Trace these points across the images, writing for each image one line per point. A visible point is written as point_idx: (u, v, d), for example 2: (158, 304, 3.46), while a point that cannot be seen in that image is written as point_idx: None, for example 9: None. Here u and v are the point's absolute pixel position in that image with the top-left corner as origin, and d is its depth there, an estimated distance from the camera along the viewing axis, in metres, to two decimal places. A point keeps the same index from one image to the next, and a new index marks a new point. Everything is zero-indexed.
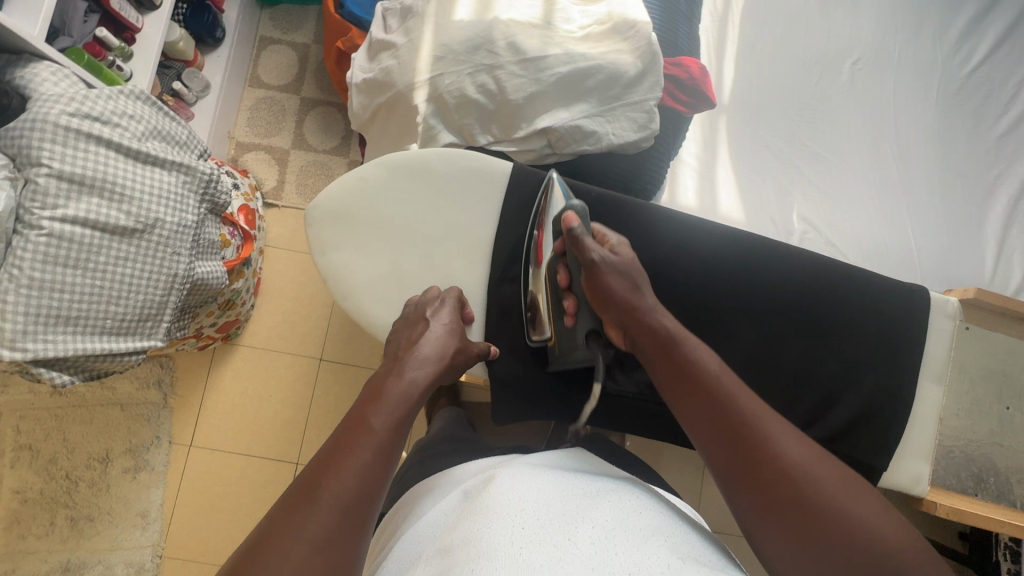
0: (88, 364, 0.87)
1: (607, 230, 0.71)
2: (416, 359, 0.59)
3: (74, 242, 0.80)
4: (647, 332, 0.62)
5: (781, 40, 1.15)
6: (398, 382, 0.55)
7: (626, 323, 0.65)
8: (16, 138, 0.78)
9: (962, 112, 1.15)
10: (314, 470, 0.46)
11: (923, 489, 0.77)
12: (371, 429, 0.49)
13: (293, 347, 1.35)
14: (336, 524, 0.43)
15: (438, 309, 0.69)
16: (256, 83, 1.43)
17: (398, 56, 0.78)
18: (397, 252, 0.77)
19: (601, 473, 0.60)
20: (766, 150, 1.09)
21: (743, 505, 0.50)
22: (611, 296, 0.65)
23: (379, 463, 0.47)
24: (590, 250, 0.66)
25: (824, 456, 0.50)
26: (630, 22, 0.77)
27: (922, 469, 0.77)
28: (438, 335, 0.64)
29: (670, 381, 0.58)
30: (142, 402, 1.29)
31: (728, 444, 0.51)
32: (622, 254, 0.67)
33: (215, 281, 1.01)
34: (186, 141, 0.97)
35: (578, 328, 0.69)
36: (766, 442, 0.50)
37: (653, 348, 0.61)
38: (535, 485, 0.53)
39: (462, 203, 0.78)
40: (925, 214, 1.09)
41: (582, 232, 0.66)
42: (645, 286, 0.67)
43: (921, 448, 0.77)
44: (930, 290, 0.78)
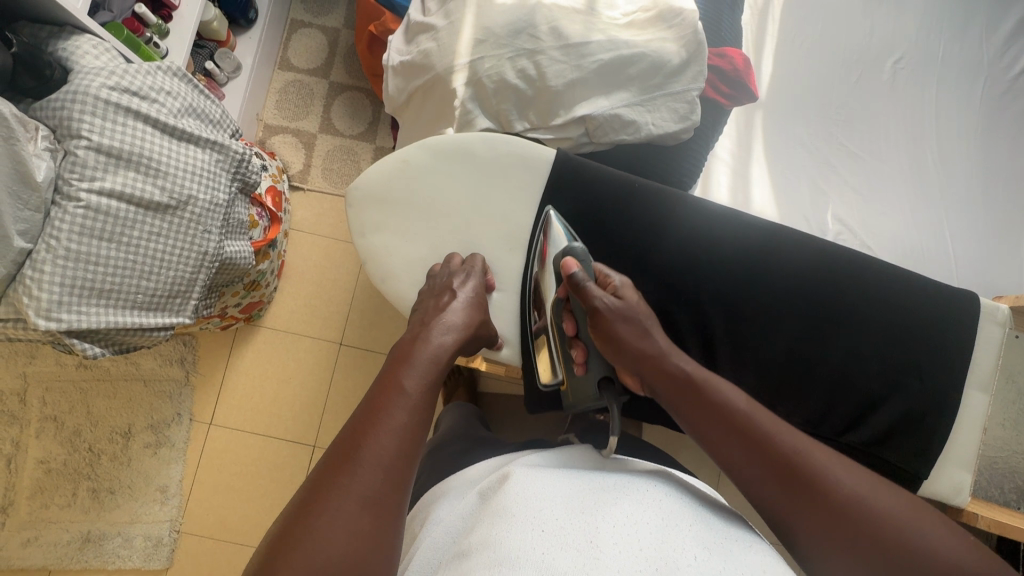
0: (118, 337, 0.88)
1: (610, 271, 0.70)
2: (445, 327, 0.61)
3: (110, 216, 0.81)
4: (669, 378, 0.60)
5: (822, 36, 1.13)
6: (427, 347, 0.57)
7: (641, 369, 0.62)
8: (56, 109, 0.79)
9: (1008, 115, 1.11)
10: (351, 435, 0.47)
11: (964, 499, 0.75)
12: (405, 391, 0.51)
13: (314, 332, 1.36)
14: (380, 483, 0.44)
15: (464, 281, 0.70)
16: (285, 65, 1.43)
17: (438, 39, 0.77)
18: (432, 235, 0.77)
19: (625, 465, 0.60)
20: (802, 148, 1.07)
21: (818, 553, 0.48)
22: (623, 343, 0.63)
23: (414, 424, 0.49)
24: (593, 296, 0.65)
25: (872, 477, 0.50)
26: (676, 10, 0.75)
27: (964, 478, 0.75)
28: (465, 305, 0.65)
29: (701, 428, 0.56)
30: (164, 379, 1.31)
31: (786, 491, 0.49)
32: (626, 298, 0.66)
33: (242, 261, 1.01)
34: (219, 120, 0.98)
35: (591, 375, 0.69)
36: (819, 479, 0.49)
37: (677, 394, 0.59)
38: (559, 479, 0.53)
39: (504, 189, 0.77)
40: (966, 220, 1.06)
41: (583, 278, 0.66)
42: (655, 328, 0.65)
43: (964, 457, 0.75)
44: (979, 295, 0.76)
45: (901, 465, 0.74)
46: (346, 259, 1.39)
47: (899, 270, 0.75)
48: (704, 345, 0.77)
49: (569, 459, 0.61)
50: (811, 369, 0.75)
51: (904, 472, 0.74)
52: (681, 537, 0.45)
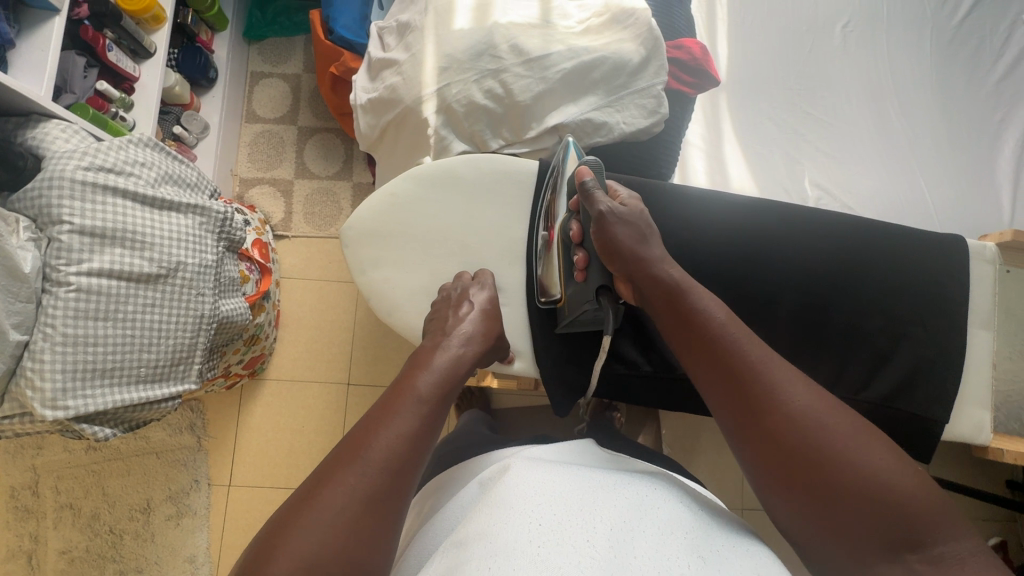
0: (127, 414, 0.88)
1: (620, 187, 0.69)
2: (461, 337, 0.61)
3: (102, 295, 0.81)
4: (653, 282, 0.60)
5: (769, 12, 1.16)
6: (443, 356, 0.57)
7: (633, 276, 0.62)
8: (34, 198, 0.79)
9: (958, 61, 1.15)
10: (361, 429, 0.47)
11: (987, 438, 0.76)
12: (419, 396, 0.51)
13: (320, 375, 1.35)
14: (380, 482, 0.44)
15: (477, 291, 0.71)
16: (252, 118, 1.44)
17: (403, 72, 0.79)
18: (427, 262, 0.78)
19: (620, 464, 0.61)
20: (769, 122, 1.10)
21: (754, 462, 0.48)
22: (619, 246, 0.62)
23: (424, 428, 0.49)
24: (599, 202, 0.63)
25: (830, 402, 0.48)
26: (628, 10, 0.77)
27: (983, 417, 0.76)
28: (478, 314, 0.66)
29: (676, 330, 0.57)
30: (177, 448, 1.29)
31: (733, 396, 0.50)
32: (631, 207, 0.65)
33: (239, 317, 1.01)
34: (196, 182, 0.98)
35: (590, 283, 0.67)
36: (768, 389, 0.48)
37: (658, 296, 0.59)
38: (562, 472, 0.53)
39: (492, 207, 0.78)
40: (935, 166, 1.09)
41: (593, 185, 0.64)
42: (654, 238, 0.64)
43: (979, 396, 0.76)
44: (964, 238, 0.78)
45: (920, 413, 0.75)
46: (342, 299, 1.39)
47: (883, 227, 0.77)
48: None
49: (566, 456, 0.62)
50: (816, 335, 0.77)
51: (925, 422, 0.75)
52: (667, 534, 0.45)
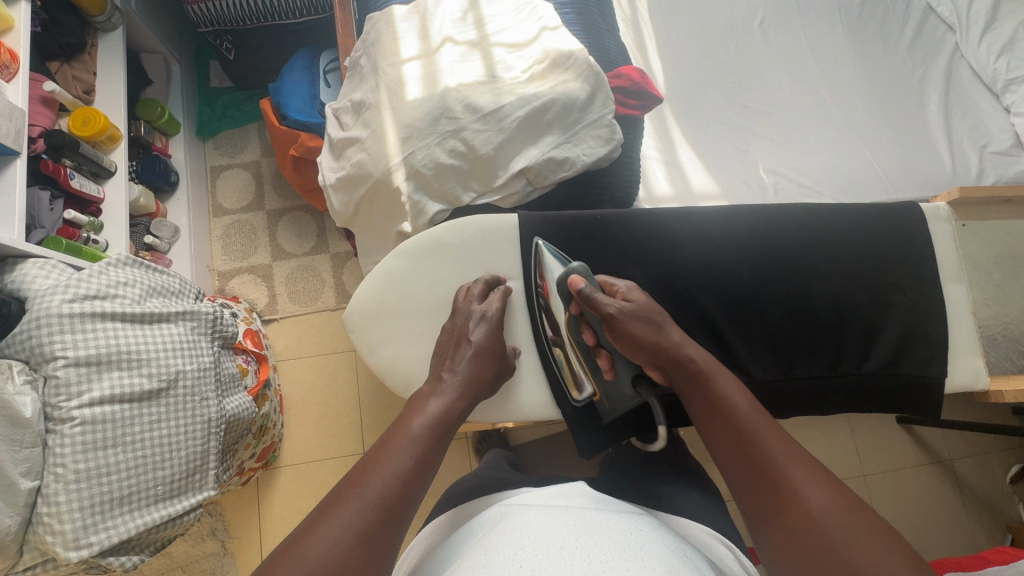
0: (151, 537, 0.85)
1: (615, 279, 0.73)
2: (456, 382, 0.64)
3: (108, 422, 0.80)
4: (679, 368, 0.63)
5: (692, 23, 1.24)
6: (438, 401, 0.61)
7: (660, 364, 0.65)
8: (24, 339, 0.78)
9: (869, 35, 1.25)
10: (358, 469, 0.51)
11: (985, 381, 0.79)
12: (411, 437, 0.55)
13: (333, 452, 1.34)
14: (373, 518, 0.47)
15: (476, 324, 0.71)
16: (219, 211, 1.45)
17: (367, 149, 0.82)
18: (431, 324, 0.79)
19: (608, 501, 0.62)
20: (715, 122, 1.16)
21: (771, 548, 0.50)
22: (638, 342, 0.65)
23: (416, 468, 0.52)
24: (604, 305, 0.67)
25: (852, 501, 0.48)
26: (567, 53, 0.81)
27: (978, 363, 0.79)
28: (473, 355, 0.67)
29: (702, 415, 0.60)
30: (202, 558, 1.25)
31: (755, 485, 0.52)
32: (635, 301, 0.68)
33: (245, 413, 1.01)
34: (180, 289, 0.99)
35: (620, 378, 0.72)
36: (786, 483, 0.50)
37: (686, 384, 0.63)
38: (553, 510, 0.56)
39: (484, 263, 0.80)
40: (873, 133, 1.16)
41: (591, 290, 0.68)
42: (668, 325, 0.67)
43: (969, 342, 0.80)
44: (919, 203, 0.83)
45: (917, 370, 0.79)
46: (341, 370, 1.38)
47: (841, 205, 0.82)
48: (711, 334, 0.80)
49: (557, 493, 0.63)
50: (809, 317, 0.80)
51: (926, 378, 0.79)
52: (649, 551, 0.48)
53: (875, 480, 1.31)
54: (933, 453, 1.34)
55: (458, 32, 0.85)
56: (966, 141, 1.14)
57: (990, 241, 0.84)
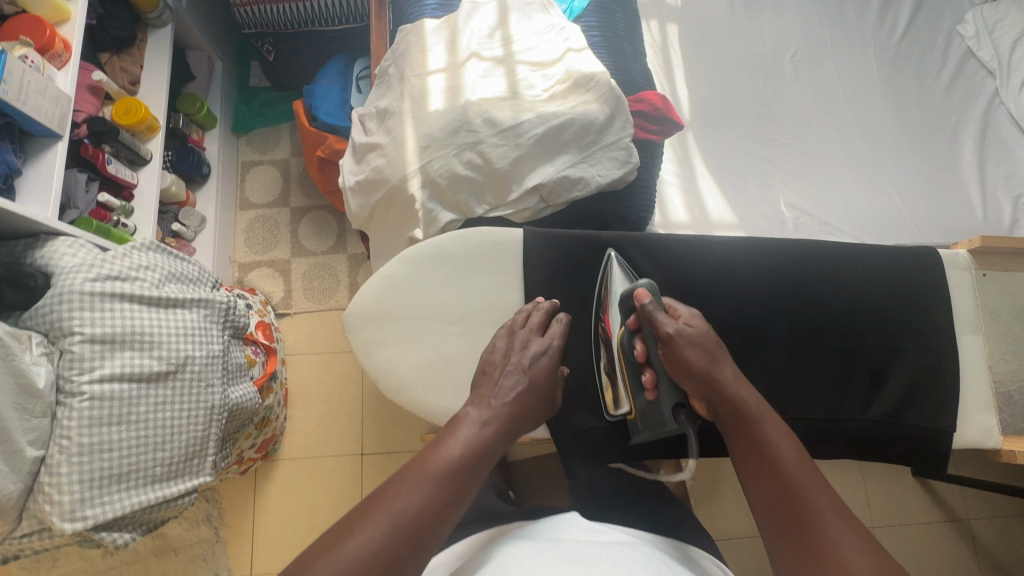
0: (145, 516, 0.87)
1: (680, 303, 0.68)
2: (501, 416, 0.62)
3: (115, 399, 0.82)
4: (724, 407, 0.60)
5: (723, 52, 1.23)
6: (472, 429, 0.59)
7: (708, 396, 0.62)
8: (45, 314, 0.81)
9: (904, 74, 1.23)
10: (383, 487, 0.51)
11: (997, 439, 0.76)
12: (443, 465, 0.53)
13: (333, 450, 1.36)
14: (392, 544, 0.46)
15: (535, 357, 0.69)
16: (245, 204, 1.50)
17: (387, 155, 0.84)
18: (432, 333, 0.80)
19: (608, 531, 0.63)
20: (738, 152, 1.15)
21: None
22: (690, 366, 0.62)
23: (441, 496, 0.51)
24: (664, 324, 0.64)
25: (898, 568, 0.45)
26: (589, 75, 0.82)
27: (989, 420, 0.76)
28: (522, 389, 0.65)
29: (745, 457, 0.58)
30: (194, 542, 1.27)
31: (790, 535, 0.50)
32: (698, 326, 0.64)
33: (248, 403, 1.03)
34: (198, 277, 1.02)
35: (663, 401, 0.67)
36: (827, 538, 0.48)
37: (732, 422, 0.60)
38: (558, 543, 0.56)
39: (486, 276, 0.80)
40: (900, 174, 1.14)
41: (653, 307, 0.65)
42: (725, 356, 0.63)
43: (982, 401, 0.77)
44: (935, 249, 0.81)
45: (926, 427, 0.76)
46: (347, 370, 1.40)
47: (856, 244, 0.81)
48: None
49: (563, 525, 0.64)
50: (818, 358, 0.78)
51: (932, 432, 0.76)
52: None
53: (882, 533, 1.26)
54: (949, 510, 1.28)
55: (485, 48, 0.86)
56: (999, 189, 1.11)
57: (1010, 292, 0.82)
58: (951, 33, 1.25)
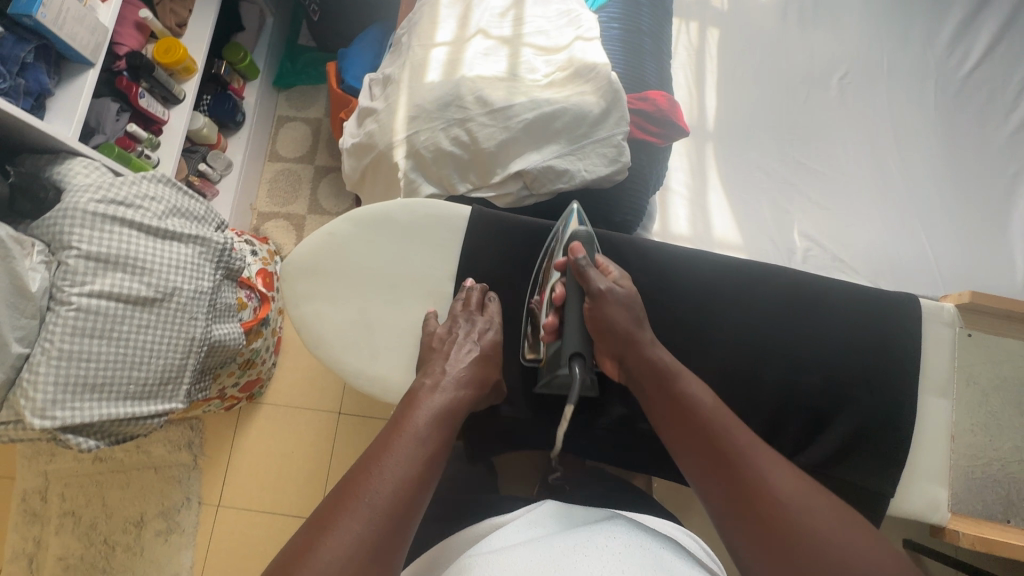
0: (114, 429, 0.93)
1: (611, 263, 0.73)
2: (460, 379, 0.62)
3: (100, 314, 0.88)
4: (645, 364, 0.65)
5: (764, 65, 1.16)
6: (441, 396, 0.59)
7: (626, 354, 0.67)
8: (51, 226, 0.87)
9: (965, 113, 1.12)
10: (358, 470, 0.50)
11: (943, 516, 0.74)
12: (418, 437, 0.53)
13: (313, 404, 1.41)
14: (380, 530, 0.46)
15: (484, 332, 0.70)
16: (274, 157, 1.56)
17: (380, 121, 0.84)
18: (365, 297, 0.79)
19: (578, 516, 0.62)
20: (758, 171, 1.08)
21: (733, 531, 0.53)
22: (614, 325, 0.67)
23: (421, 468, 0.51)
24: (595, 280, 0.67)
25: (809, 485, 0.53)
26: (590, 66, 0.80)
27: (939, 494, 0.75)
28: (478, 355, 0.66)
29: (665, 413, 0.62)
30: (174, 465, 1.35)
31: (716, 471, 0.56)
32: (625, 289, 0.69)
33: (232, 342, 1.08)
34: (203, 216, 1.07)
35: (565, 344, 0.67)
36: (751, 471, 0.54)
37: (649, 380, 0.65)
38: (531, 545, 0.54)
39: (424, 248, 0.80)
40: (939, 222, 1.04)
41: (586, 262, 0.68)
42: (645, 322, 0.69)
43: (935, 472, 0.75)
44: (923, 300, 0.79)
45: (862, 483, 0.75)
46: None
47: (833, 283, 0.78)
48: None
49: (530, 522, 0.61)
50: (768, 386, 0.77)
51: (873, 493, 0.74)
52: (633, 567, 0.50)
53: None
54: None
55: (494, 26, 0.85)
56: None
57: (995, 359, 0.79)
58: None
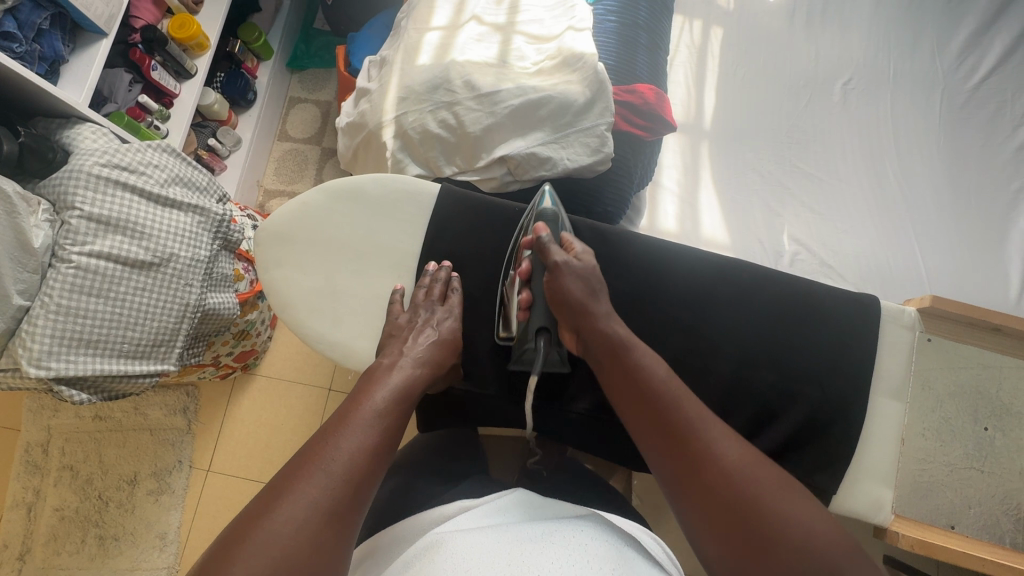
0: (106, 385, 0.97)
1: (577, 240, 0.75)
2: (418, 358, 0.65)
3: (99, 274, 0.91)
4: (600, 337, 0.66)
5: (767, 66, 1.15)
6: (399, 374, 0.62)
7: (581, 328, 0.68)
8: (57, 186, 0.91)
9: (971, 125, 1.10)
10: (318, 440, 0.51)
11: (886, 516, 0.75)
12: (376, 411, 0.56)
13: (304, 378, 1.44)
14: (338, 495, 0.47)
15: (443, 319, 0.73)
16: (283, 137, 1.59)
17: (372, 101, 0.87)
18: (334, 267, 0.81)
19: (548, 507, 0.60)
20: (753, 172, 1.08)
21: (685, 505, 0.53)
22: (569, 297, 0.68)
23: (377, 439, 0.53)
24: (553, 255, 0.70)
25: (761, 459, 0.54)
26: (578, 55, 0.81)
27: (884, 494, 0.76)
28: (437, 340, 0.69)
29: (620, 387, 0.63)
30: (168, 428, 1.40)
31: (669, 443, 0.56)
32: (585, 262, 0.71)
33: (225, 310, 1.11)
34: (205, 187, 1.11)
35: (531, 322, 0.72)
36: (701, 442, 0.55)
37: (606, 353, 0.65)
38: (495, 532, 0.52)
39: (394, 223, 0.82)
40: (935, 235, 1.02)
41: (547, 240, 0.71)
42: (602, 293, 0.70)
43: (883, 474, 0.76)
44: (884, 303, 0.80)
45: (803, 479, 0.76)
46: None
47: (797, 282, 0.80)
48: None
49: (501, 506, 0.59)
50: (727, 380, 0.79)
51: (811, 486, 0.76)
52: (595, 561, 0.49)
53: None
54: None
55: (489, 13, 0.87)
56: None
57: (955, 366, 0.79)
58: None
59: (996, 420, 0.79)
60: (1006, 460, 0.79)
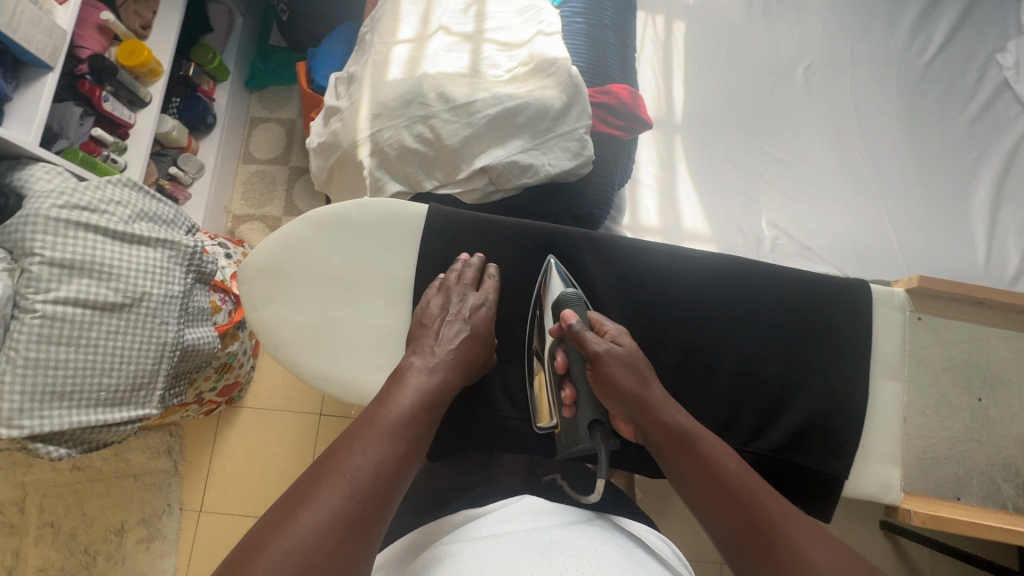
0: (86, 436, 0.93)
1: (607, 319, 0.72)
2: (449, 360, 0.63)
3: (66, 321, 0.86)
4: (662, 429, 0.62)
5: (730, 56, 1.17)
6: (422, 377, 0.60)
7: (638, 419, 0.64)
8: (14, 234, 0.86)
9: (927, 100, 1.14)
10: (334, 449, 0.49)
11: (896, 497, 0.77)
12: (393, 419, 0.53)
13: (293, 406, 1.40)
14: (353, 506, 0.45)
15: (478, 308, 0.71)
16: (248, 159, 1.54)
17: (343, 119, 0.84)
18: (324, 299, 0.79)
19: (558, 513, 0.60)
20: (727, 162, 1.10)
21: None
22: (618, 387, 0.64)
23: (396, 446, 0.51)
24: (592, 343, 0.67)
25: (856, 557, 0.50)
26: (551, 60, 0.80)
27: (893, 475, 0.78)
28: (469, 334, 0.68)
29: (690, 481, 0.59)
30: (153, 471, 1.34)
31: (751, 544, 0.53)
32: (626, 345, 0.67)
33: (206, 346, 1.06)
34: (172, 219, 1.06)
35: (579, 417, 0.69)
36: (788, 543, 0.51)
37: (670, 446, 0.62)
38: (509, 539, 0.52)
39: (382, 250, 0.80)
40: (904, 209, 1.06)
41: (581, 328, 0.68)
42: (652, 377, 0.66)
43: (885, 450, 0.78)
44: (872, 285, 0.82)
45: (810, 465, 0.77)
46: None
47: (786, 270, 0.81)
48: None
49: (513, 515, 0.59)
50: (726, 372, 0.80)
51: (819, 473, 0.78)
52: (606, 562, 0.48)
53: None
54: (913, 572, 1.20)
55: (456, 22, 0.86)
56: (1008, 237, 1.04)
57: (945, 341, 0.83)
58: (989, 60, 1.16)
59: (989, 392, 0.84)
60: (991, 424, 0.83)
